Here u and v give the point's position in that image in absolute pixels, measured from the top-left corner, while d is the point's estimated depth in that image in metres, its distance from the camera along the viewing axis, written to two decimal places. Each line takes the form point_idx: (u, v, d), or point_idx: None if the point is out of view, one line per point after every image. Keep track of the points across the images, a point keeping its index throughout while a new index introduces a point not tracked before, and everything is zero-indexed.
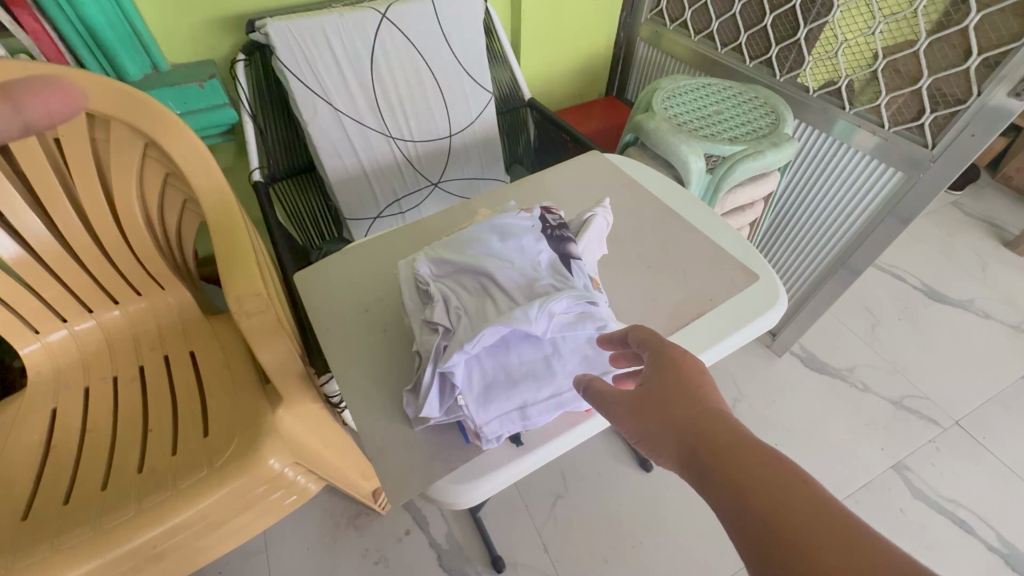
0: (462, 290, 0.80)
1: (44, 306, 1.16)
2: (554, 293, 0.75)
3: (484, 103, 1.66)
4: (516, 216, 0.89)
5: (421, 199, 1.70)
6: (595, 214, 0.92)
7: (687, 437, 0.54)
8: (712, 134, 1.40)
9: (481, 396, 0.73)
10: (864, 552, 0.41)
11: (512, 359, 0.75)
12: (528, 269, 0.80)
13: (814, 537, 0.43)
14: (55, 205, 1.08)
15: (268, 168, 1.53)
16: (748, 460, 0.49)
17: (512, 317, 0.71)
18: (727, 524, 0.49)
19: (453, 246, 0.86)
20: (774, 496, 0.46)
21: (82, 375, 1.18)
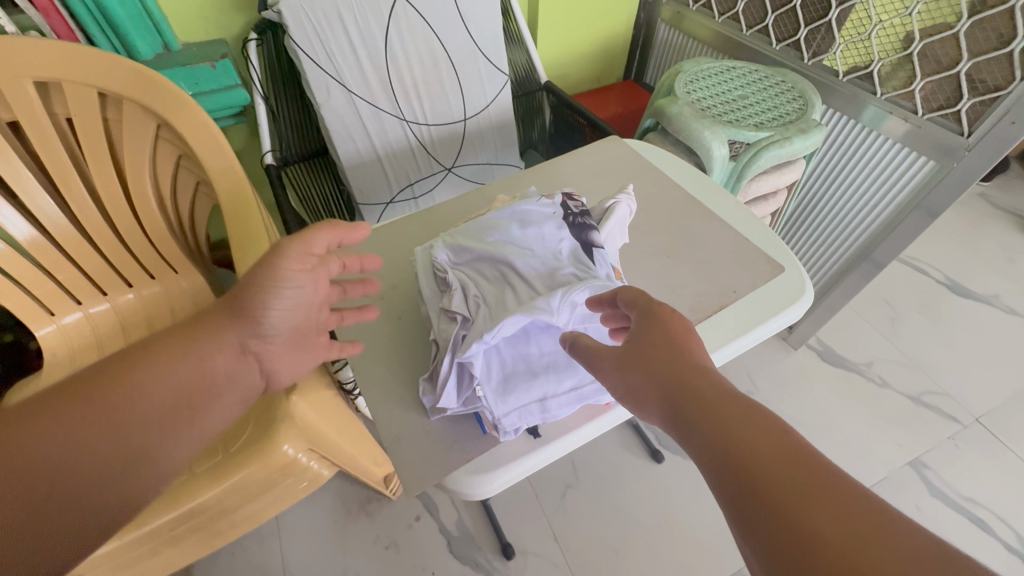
0: (481, 279, 0.78)
1: (59, 289, 1.15)
2: (575, 283, 0.73)
3: (500, 86, 1.62)
4: (534, 202, 0.86)
5: (434, 184, 1.67)
6: (620, 203, 0.89)
7: (673, 391, 0.55)
8: (736, 119, 1.35)
9: (500, 389, 0.71)
10: (832, 495, 0.43)
11: (533, 350, 0.73)
12: (549, 258, 0.78)
13: (785, 482, 0.45)
14: (72, 188, 1.07)
15: (281, 151, 1.51)
16: (730, 412, 0.51)
17: (534, 307, 0.69)
18: (706, 472, 0.50)
19: (471, 232, 0.83)
20: (752, 446, 0.48)
21: (98, 358, 1.18)
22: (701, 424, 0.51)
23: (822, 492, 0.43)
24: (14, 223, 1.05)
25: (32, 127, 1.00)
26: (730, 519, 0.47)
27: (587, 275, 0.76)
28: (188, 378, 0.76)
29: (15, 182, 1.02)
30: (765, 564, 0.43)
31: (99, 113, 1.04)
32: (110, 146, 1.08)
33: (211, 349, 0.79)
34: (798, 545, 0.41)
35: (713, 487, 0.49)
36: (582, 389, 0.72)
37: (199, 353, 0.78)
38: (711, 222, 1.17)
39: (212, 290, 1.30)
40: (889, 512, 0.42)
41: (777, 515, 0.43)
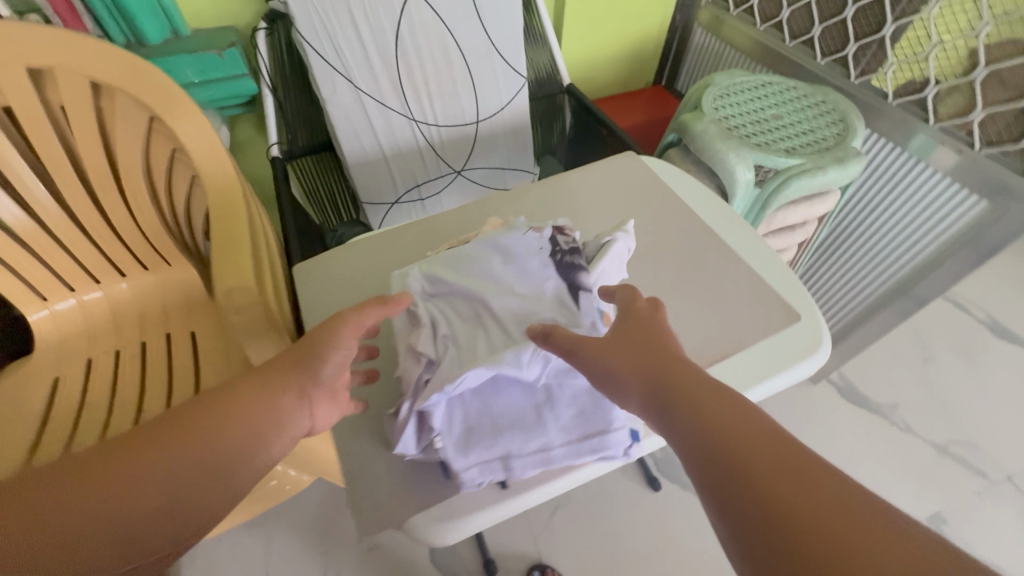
0: (454, 316, 0.73)
1: (52, 275, 1.15)
2: (550, 333, 0.66)
3: (517, 88, 1.54)
4: (519, 233, 0.80)
5: (442, 186, 1.61)
6: (617, 241, 0.80)
7: (653, 381, 0.57)
8: (766, 142, 1.24)
9: (460, 442, 0.66)
10: (799, 471, 0.48)
11: (499, 402, 0.67)
12: (528, 300, 0.71)
13: (759, 462, 0.49)
14: (65, 177, 1.06)
15: (287, 144, 1.49)
16: (705, 396, 0.54)
17: (499, 359, 0.64)
18: (687, 462, 0.52)
19: (449, 262, 0.77)
20: (727, 427, 0.52)
21: (87, 346, 1.17)
22: (684, 415, 0.53)
23: (791, 465, 0.48)
24: (8, 209, 1.04)
25: (25, 113, 0.98)
26: (710, 507, 0.50)
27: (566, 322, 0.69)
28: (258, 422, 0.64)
29: (9, 168, 1.02)
30: (744, 536, 0.47)
31: (93, 102, 1.01)
32: (105, 137, 1.06)
33: (274, 392, 0.66)
34: (772, 530, 0.45)
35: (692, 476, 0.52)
36: (549, 449, 0.65)
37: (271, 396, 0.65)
38: (725, 255, 1.08)
39: (205, 284, 1.28)
40: (837, 475, 0.48)
41: (755, 491, 0.47)
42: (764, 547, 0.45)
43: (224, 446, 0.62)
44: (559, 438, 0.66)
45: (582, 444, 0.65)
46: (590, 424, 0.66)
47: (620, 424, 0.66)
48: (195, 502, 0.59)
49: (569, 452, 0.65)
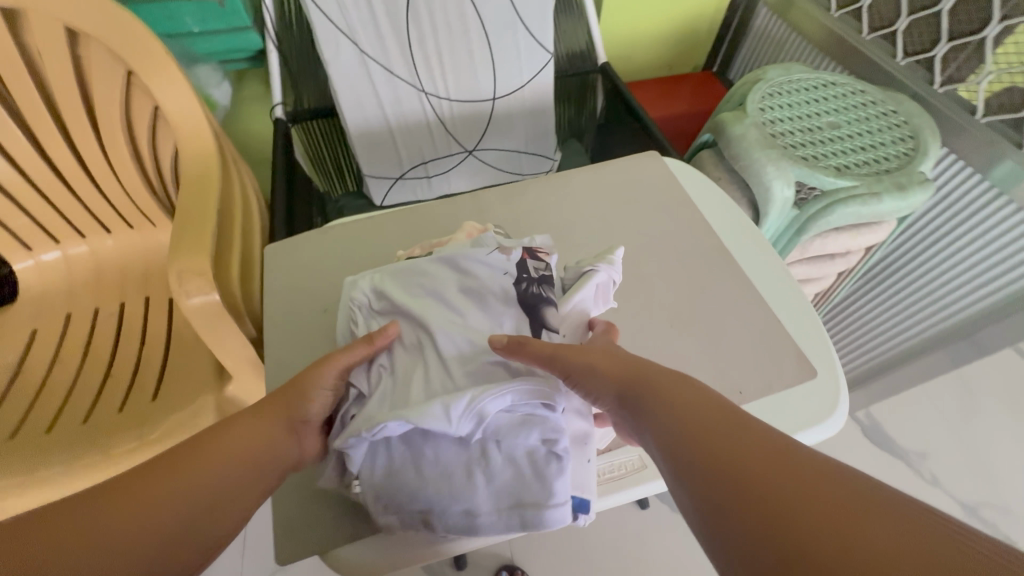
0: (398, 343, 0.66)
1: (36, 225, 1.14)
2: (490, 386, 0.59)
3: (542, 65, 1.38)
4: (485, 255, 0.72)
5: (451, 166, 1.50)
6: (600, 273, 0.72)
7: (621, 384, 0.57)
8: (814, 156, 1.06)
9: (379, 490, 0.59)
10: (768, 451, 0.43)
11: (427, 452, 0.59)
12: (477, 334, 0.65)
13: (725, 445, 0.45)
14: (45, 128, 1.02)
15: (293, 106, 1.40)
16: (673, 389, 0.53)
17: (425, 413, 0.56)
18: (663, 463, 0.48)
19: (401, 275, 0.72)
20: (693, 415, 0.49)
21: (68, 301, 1.17)
22: (655, 411, 0.52)
23: (760, 445, 0.44)
24: None
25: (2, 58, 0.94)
26: (683, 495, 0.46)
27: (511, 376, 0.62)
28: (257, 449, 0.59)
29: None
30: (718, 521, 0.42)
31: (69, 50, 0.95)
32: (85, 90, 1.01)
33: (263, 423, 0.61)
34: (743, 513, 0.40)
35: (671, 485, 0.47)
36: (476, 513, 0.58)
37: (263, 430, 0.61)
38: (740, 286, 0.93)
39: None
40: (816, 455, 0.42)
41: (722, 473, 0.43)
42: (746, 536, 0.39)
43: (233, 478, 0.55)
44: (489, 502, 0.58)
45: (513, 512, 0.58)
46: (524, 492, 0.58)
47: (562, 499, 0.58)
48: (191, 542, 0.49)
49: (499, 519, 0.58)
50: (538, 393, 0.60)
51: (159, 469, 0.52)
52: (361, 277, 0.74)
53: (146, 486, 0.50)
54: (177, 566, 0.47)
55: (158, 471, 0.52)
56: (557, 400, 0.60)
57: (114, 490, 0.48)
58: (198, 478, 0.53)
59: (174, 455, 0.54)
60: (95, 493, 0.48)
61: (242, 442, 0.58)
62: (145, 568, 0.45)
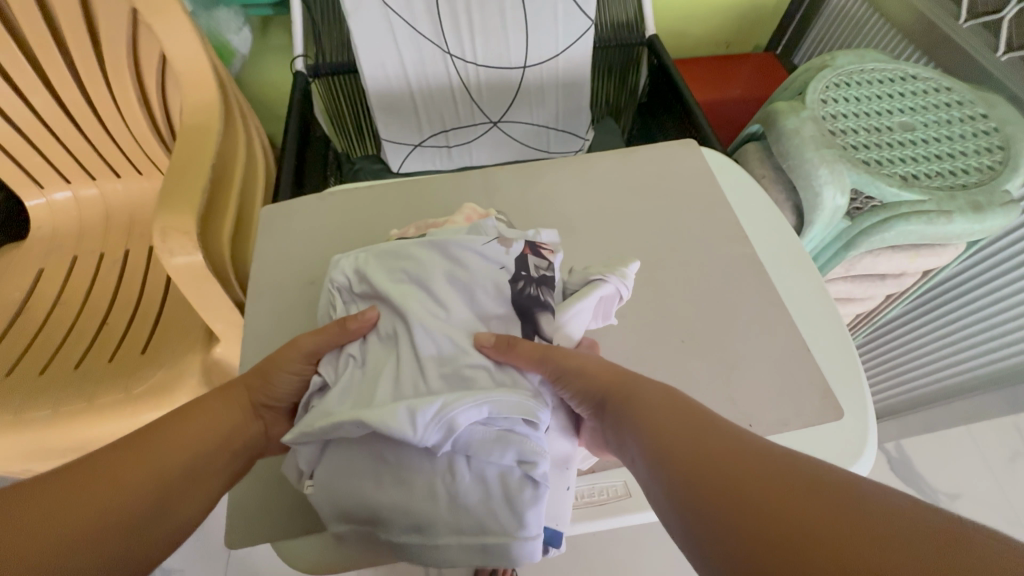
0: (373, 332, 0.59)
1: (48, 164, 1.13)
2: (467, 393, 0.52)
3: (581, 33, 1.26)
4: (480, 243, 0.65)
5: (474, 137, 1.41)
6: (610, 285, 0.64)
7: (602, 390, 0.56)
8: (878, 161, 0.92)
9: (334, 493, 0.55)
10: (747, 457, 0.42)
11: (388, 456, 0.53)
12: (456, 331, 0.58)
13: (706, 453, 0.44)
14: (54, 65, 0.99)
15: (315, 59, 1.33)
16: (651, 396, 0.52)
17: (388, 416, 0.50)
18: (646, 472, 0.47)
19: (386, 257, 0.65)
20: (672, 424, 0.48)
21: (76, 243, 1.16)
22: (635, 416, 0.51)
23: (739, 449, 0.43)
24: None
25: None
26: (669, 509, 0.44)
27: (492, 386, 0.54)
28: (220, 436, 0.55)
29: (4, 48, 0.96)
30: (708, 535, 0.40)
31: None
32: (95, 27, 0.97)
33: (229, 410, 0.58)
34: (735, 528, 0.38)
35: (655, 497, 0.46)
36: (432, 535, 0.52)
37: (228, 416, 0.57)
38: (767, 303, 0.83)
39: None
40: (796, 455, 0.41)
41: (707, 485, 0.41)
42: (737, 551, 0.38)
43: (200, 459, 0.52)
44: (448, 526, 0.51)
45: (473, 541, 0.51)
46: (490, 519, 0.51)
47: (533, 532, 0.51)
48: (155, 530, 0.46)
49: (457, 546, 0.51)
50: (517, 409, 0.52)
51: (116, 453, 0.48)
52: (349, 254, 0.68)
53: (103, 471, 0.46)
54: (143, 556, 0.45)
55: (115, 456, 0.48)
56: (540, 418, 0.54)
57: (65, 479, 0.45)
58: (162, 460, 0.50)
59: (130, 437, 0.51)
60: (48, 482, 0.44)
61: (208, 425, 0.55)
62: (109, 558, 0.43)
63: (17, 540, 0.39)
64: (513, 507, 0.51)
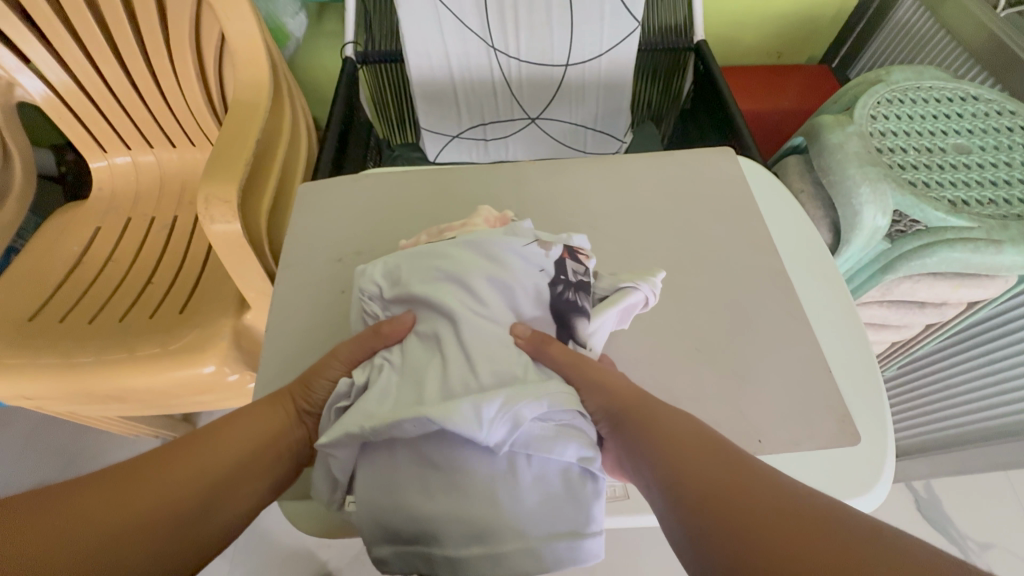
0: (413, 334, 0.61)
1: (112, 130, 1.21)
2: (525, 390, 0.53)
3: (626, 34, 1.25)
4: (508, 243, 0.66)
5: (511, 132, 1.42)
6: (644, 296, 0.67)
7: (618, 407, 0.58)
8: (927, 183, 0.88)
9: (379, 501, 0.54)
10: (764, 485, 0.44)
11: (439, 462, 0.53)
12: (500, 330, 0.60)
13: (722, 476, 0.46)
14: (125, 37, 1.07)
15: (364, 47, 1.37)
16: (671, 420, 0.54)
17: (453, 412, 0.51)
18: (662, 495, 0.48)
19: (419, 259, 0.66)
20: (692, 447, 0.50)
21: (131, 205, 1.24)
22: (652, 439, 0.53)
23: (756, 477, 0.45)
24: (74, 57, 1.09)
25: None
26: (678, 525, 0.46)
27: (543, 381, 0.56)
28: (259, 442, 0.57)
29: (81, 19, 1.04)
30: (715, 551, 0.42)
31: None
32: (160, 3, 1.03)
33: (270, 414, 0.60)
34: (743, 547, 0.41)
35: (668, 515, 0.47)
36: (497, 542, 0.51)
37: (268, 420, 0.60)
38: (790, 320, 0.80)
39: None
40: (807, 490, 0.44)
41: (720, 505, 0.44)
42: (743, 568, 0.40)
43: (240, 469, 0.54)
44: (514, 532, 0.51)
45: (542, 545, 0.51)
46: (559, 518, 0.53)
47: (598, 527, 0.54)
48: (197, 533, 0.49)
49: (524, 555, 0.51)
50: (567, 397, 0.56)
51: (158, 462, 0.51)
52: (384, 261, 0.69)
53: (146, 480, 0.48)
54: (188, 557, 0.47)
55: (158, 464, 0.50)
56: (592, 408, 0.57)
57: (110, 485, 0.47)
58: (201, 471, 0.52)
59: (171, 447, 0.53)
60: (92, 489, 0.46)
61: (248, 431, 0.57)
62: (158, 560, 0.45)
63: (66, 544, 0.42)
64: (577, 502, 0.53)
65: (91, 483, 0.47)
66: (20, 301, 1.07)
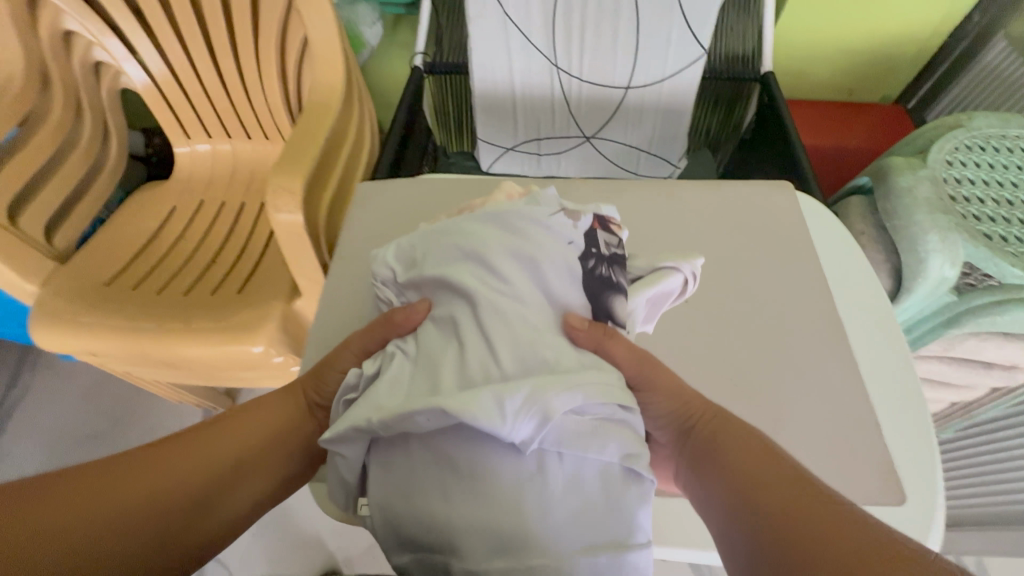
0: (428, 319, 0.62)
1: (197, 118, 1.31)
2: (554, 382, 0.54)
3: (691, 61, 1.25)
4: (524, 216, 0.67)
5: (565, 149, 1.44)
6: (686, 277, 0.71)
7: (685, 425, 0.61)
8: (1004, 236, 0.83)
9: (397, 503, 0.55)
10: (813, 496, 0.46)
11: (460, 463, 0.53)
12: (527, 309, 0.60)
13: (773, 484, 0.48)
14: (219, 36, 1.16)
15: (432, 57, 1.43)
16: (733, 431, 0.57)
17: (473, 404, 0.52)
18: (718, 506, 0.51)
19: (440, 237, 0.68)
20: (747, 457, 0.52)
21: (205, 188, 1.34)
22: (719, 457, 0.54)
23: (805, 487, 0.47)
24: (174, 51, 1.19)
25: None
26: (727, 530, 0.49)
27: (576, 371, 0.56)
28: (263, 437, 0.61)
29: (184, 18, 1.15)
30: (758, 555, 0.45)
31: None
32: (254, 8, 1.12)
33: (279, 410, 0.64)
34: (784, 552, 0.43)
35: (730, 531, 0.48)
36: (526, 544, 0.51)
37: (276, 414, 0.63)
38: (837, 365, 0.77)
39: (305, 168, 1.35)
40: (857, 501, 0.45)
41: (768, 513, 0.46)
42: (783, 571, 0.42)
43: (245, 461, 0.58)
44: (543, 543, 0.51)
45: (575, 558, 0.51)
46: (594, 530, 0.52)
47: (642, 535, 0.53)
48: (197, 519, 0.52)
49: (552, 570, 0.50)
50: (595, 384, 0.56)
51: (165, 452, 0.54)
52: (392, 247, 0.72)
53: (152, 469, 0.52)
54: (190, 542, 0.50)
55: (163, 454, 0.54)
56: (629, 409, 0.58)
57: (115, 474, 0.50)
58: (206, 462, 0.55)
59: (177, 438, 0.56)
60: (98, 476, 0.49)
61: (255, 427, 0.61)
62: (158, 540, 0.48)
63: (78, 515, 0.45)
64: (612, 508, 0.53)
65: (97, 471, 0.50)
66: (101, 267, 1.17)
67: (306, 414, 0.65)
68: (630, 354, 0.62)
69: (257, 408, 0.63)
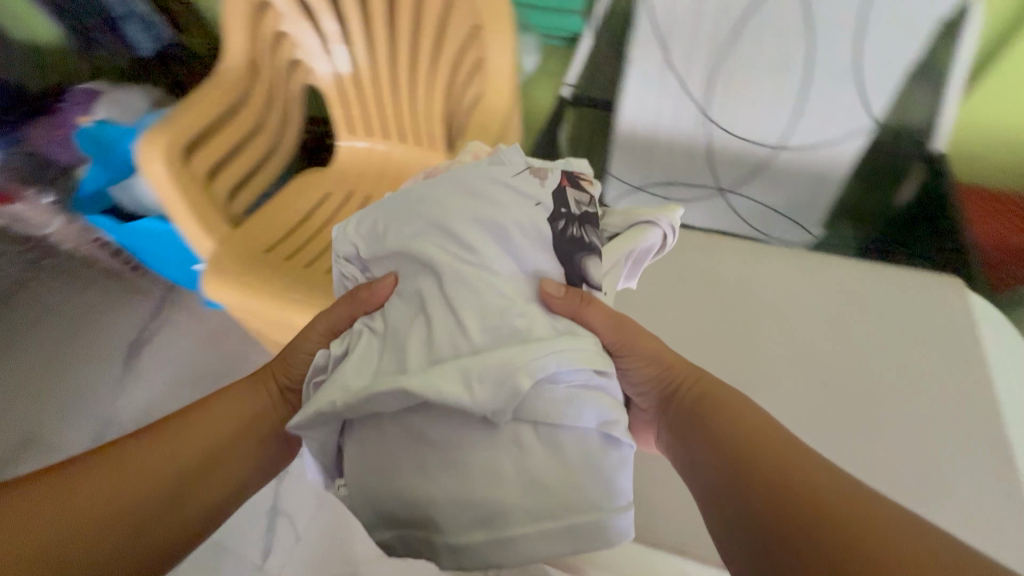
0: (392, 295, 0.65)
1: (362, 118, 1.46)
2: (523, 354, 0.55)
3: (852, 131, 1.20)
4: (473, 180, 0.68)
5: (695, 198, 1.42)
6: (660, 231, 0.73)
7: (670, 401, 0.69)
8: None
9: (374, 473, 0.58)
10: (801, 491, 0.51)
11: (432, 436, 0.56)
12: (497, 279, 0.61)
13: (759, 476, 0.54)
14: (402, 50, 1.29)
15: (581, 88, 1.46)
16: (724, 415, 0.62)
17: (432, 379, 0.54)
18: (708, 487, 0.59)
19: (403, 207, 0.69)
20: (740, 446, 0.58)
21: (355, 179, 1.48)
22: (703, 429, 0.63)
23: (787, 480, 0.53)
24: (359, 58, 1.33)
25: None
26: (722, 515, 0.56)
27: (545, 340, 0.57)
28: (236, 419, 0.70)
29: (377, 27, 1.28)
30: (747, 544, 0.52)
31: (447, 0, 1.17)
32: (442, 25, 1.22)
33: (245, 392, 0.73)
34: (775, 546, 0.49)
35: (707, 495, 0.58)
36: (505, 512, 0.54)
37: (246, 395, 0.72)
38: None
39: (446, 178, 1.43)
40: (838, 493, 0.50)
41: (755, 510, 0.53)
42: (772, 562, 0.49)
43: (219, 446, 0.67)
44: (523, 512, 0.54)
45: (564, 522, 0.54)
46: (581, 487, 0.55)
47: (624, 502, 0.56)
48: (184, 497, 0.63)
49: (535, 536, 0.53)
50: (569, 349, 0.57)
51: (148, 444, 0.64)
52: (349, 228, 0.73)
53: (140, 457, 0.62)
54: (181, 517, 0.62)
55: (146, 445, 0.64)
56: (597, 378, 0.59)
57: (106, 464, 0.61)
58: (184, 447, 0.65)
59: (159, 428, 0.67)
60: (96, 465, 0.61)
61: (226, 412, 0.70)
62: (151, 517, 0.60)
63: (78, 505, 0.58)
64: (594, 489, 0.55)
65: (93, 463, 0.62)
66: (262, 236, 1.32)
67: (273, 395, 0.73)
68: (610, 329, 0.67)
69: (228, 393, 0.73)
